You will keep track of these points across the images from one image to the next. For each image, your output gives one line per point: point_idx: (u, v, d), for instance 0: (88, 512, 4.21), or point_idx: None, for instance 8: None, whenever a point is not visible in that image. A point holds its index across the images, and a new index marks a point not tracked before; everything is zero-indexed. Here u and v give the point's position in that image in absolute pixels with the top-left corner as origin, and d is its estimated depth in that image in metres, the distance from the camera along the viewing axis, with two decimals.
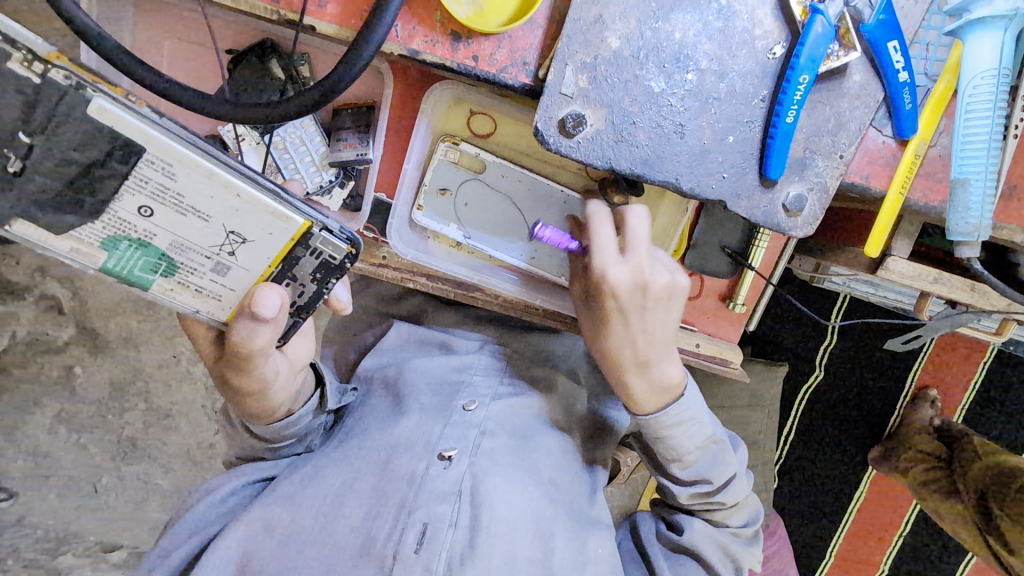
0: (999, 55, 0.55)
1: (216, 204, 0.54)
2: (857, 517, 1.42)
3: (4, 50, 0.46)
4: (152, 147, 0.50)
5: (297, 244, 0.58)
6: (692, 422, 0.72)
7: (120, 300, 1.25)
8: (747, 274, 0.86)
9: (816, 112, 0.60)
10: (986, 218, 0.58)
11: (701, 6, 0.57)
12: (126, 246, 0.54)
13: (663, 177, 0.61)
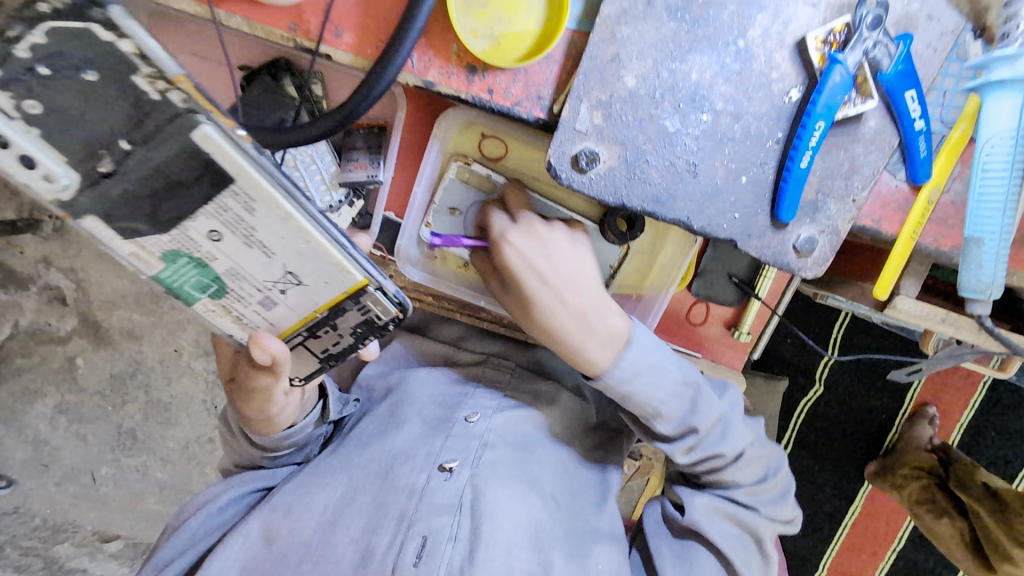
0: (1018, 116, 0.55)
1: (284, 245, 0.51)
2: (851, 531, 1.42)
3: (131, 62, 0.40)
4: (242, 181, 0.46)
5: (349, 298, 0.57)
6: (654, 368, 0.70)
7: (125, 292, 1.20)
8: (753, 303, 0.86)
9: (830, 156, 0.60)
10: (999, 277, 0.59)
11: (719, 48, 0.56)
12: (184, 263, 0.51)
13: (674, 216, 0.61)
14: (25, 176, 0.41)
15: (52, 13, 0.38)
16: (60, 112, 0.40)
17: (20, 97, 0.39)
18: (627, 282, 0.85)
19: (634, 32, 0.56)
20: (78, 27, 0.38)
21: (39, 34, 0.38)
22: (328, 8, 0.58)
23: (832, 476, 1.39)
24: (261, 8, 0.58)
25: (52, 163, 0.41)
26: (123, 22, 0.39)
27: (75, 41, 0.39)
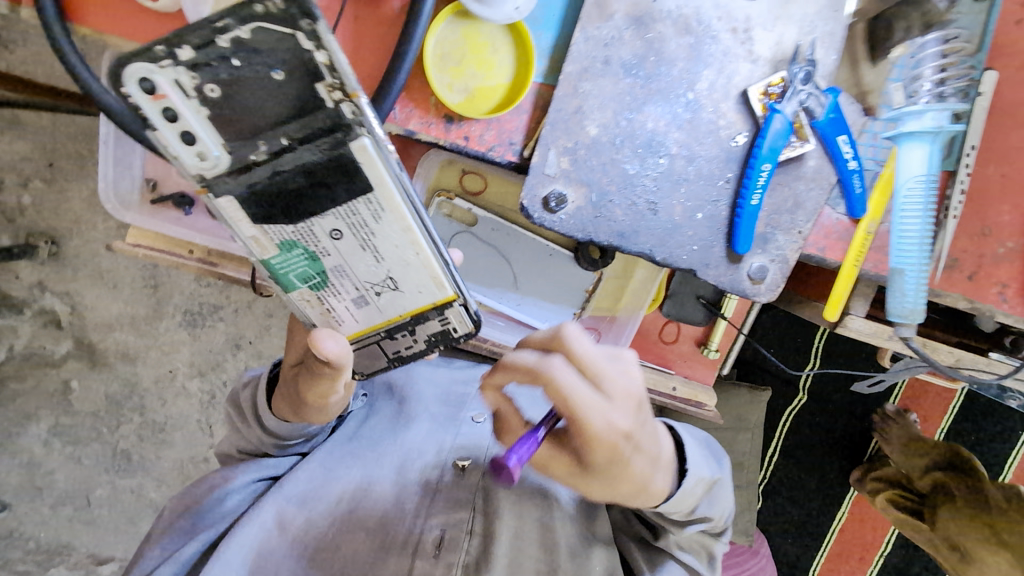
0: (928, 163, 0.61)
1: (396, 253, 0.54)
2: (840, 536, 1.42)
3: (317, 73, 0.43)
4: (379, 192, 0.50)
5: (435, 309, 0.59)
6: (698, 480, 0.63)
7: (118, 316, 1.28)
8: (720, 323, 0.92)
9: (776, 193, 0.66)
10: (921, 303, 0.65)
11: (672, 100, 0.62)
12: (297, 254, 0.54)
13: (638, 248, 0.66)
14: (182, 149, 0.45)
15: (262, 12, 0.40)
16: (235, 100, 0.44)
17: (204, 80, 0.43)
18: (602, 305, 0.92)
19: (594, 87, 0.62)
20: (283, 31, 0.41)
21: (245, 30, 0.41)
22: None
23: (818, 485, 1.41)
24: None
25: (210, 143, 0.45)
26: (325, 36, 0.41)
27: (271, 42, 0.41)
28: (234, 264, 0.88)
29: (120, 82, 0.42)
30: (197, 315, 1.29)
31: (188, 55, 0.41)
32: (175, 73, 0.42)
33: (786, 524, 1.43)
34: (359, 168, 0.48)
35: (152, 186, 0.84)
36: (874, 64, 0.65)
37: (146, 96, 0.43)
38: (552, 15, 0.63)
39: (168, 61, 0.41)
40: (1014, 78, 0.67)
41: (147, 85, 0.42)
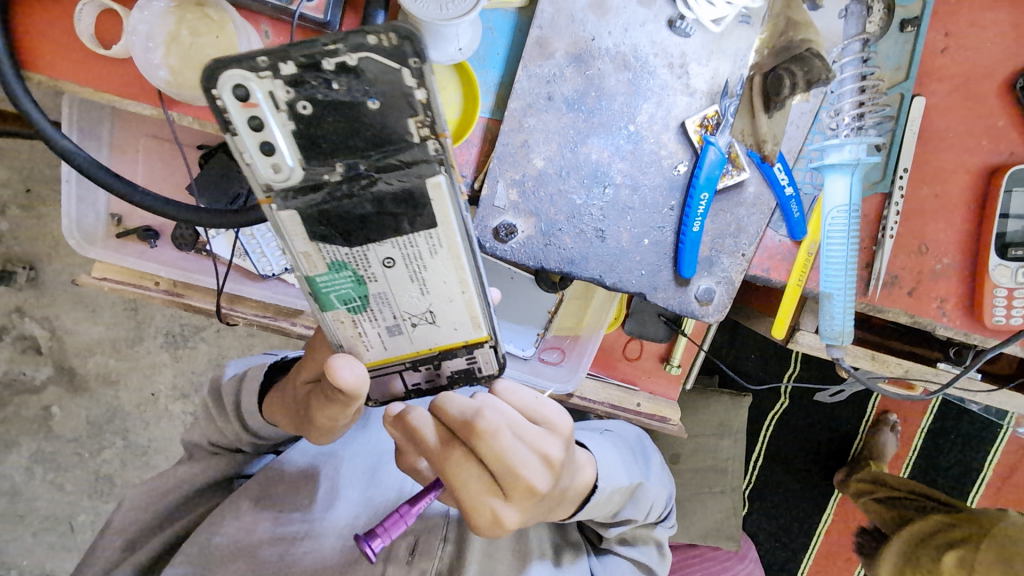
0: (849, 194, 0.64)
1: (444, 291, 0.54)
2: (827, 539, 1.42)
3: (415, 107, 0.42)
4: (442, 229, 0.49)
5: (464, 347, 0.60)
6: (616, 486, 0.71)
7: (99, 339, 1.28)
8: (680, 339, 0.94)
9: (719, 218, 0.68)
10: (848, 326, 0.68)
11: (613, 133, 0.65)
12: (344, 277, 0.52)
13: (588, 274, 0.68)
14: (257, 159, 0.44)
15: (377, 45, 0.40)
16: (325, 122, 0.43)
17: (298, 97, 0.41)
18: (564, 325, 0.94)
19: (538, 122, 0.64)
20: (393, 66, 0.41)
21: (354, 58, 0.40)
22: None
23: (801, 489, 1.40)
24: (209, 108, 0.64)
25: (288, 156, 0.44)
26: (431, 77, 0.41)
27: (377, 73, 0.41)
28: (200, 294, 0.90)
29: (213, 86, 0.41)
30: (179, 336, 1.29)
31: (290, 71, 0.41)
32: (271, 84, 0.41)
33: (776, 529, 1.41)
34: (428, 205, 0.47)
35: (117, 221, 0.86)
36: (771, 116, 0.65)
37: (237, 102, 0.41)
38: (496, 53, 0.66)
39: (268, 72, 0.41)
40: (940, 103, 0.71)
41: (239, 92, 0.41)
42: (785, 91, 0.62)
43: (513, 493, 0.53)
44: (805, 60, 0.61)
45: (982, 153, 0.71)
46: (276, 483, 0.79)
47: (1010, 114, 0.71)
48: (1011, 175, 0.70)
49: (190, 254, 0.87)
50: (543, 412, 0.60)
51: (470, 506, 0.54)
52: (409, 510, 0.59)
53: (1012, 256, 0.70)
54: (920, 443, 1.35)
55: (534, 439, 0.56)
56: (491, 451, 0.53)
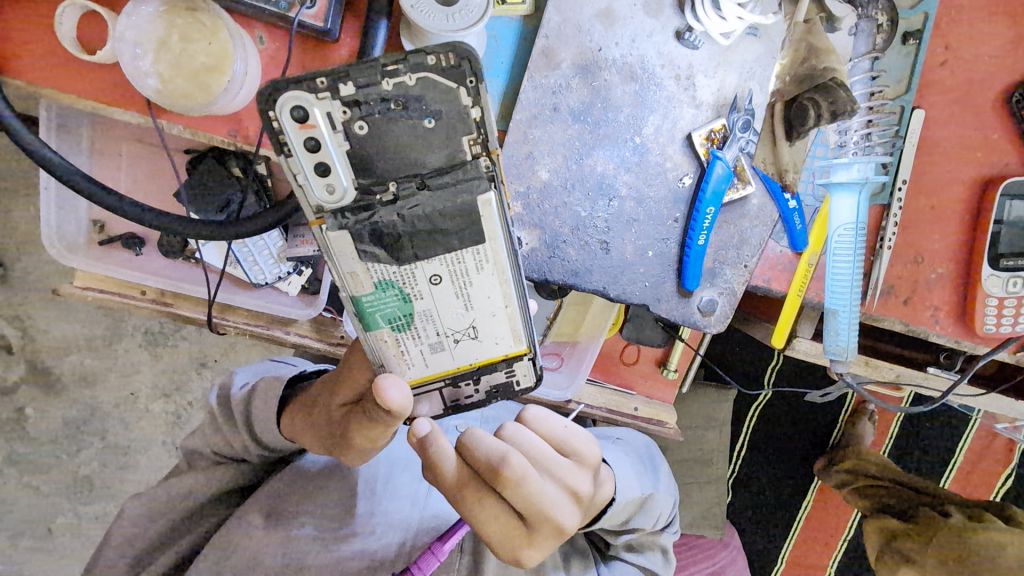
0: (856, 212, 0.65)
1: (488, 303, 0.55)
2: (807, 524, 1.44)
3: (468, 127, 0.47)
4: (489, 244, 0.52)
5: (504, 360, 0.61)
6: (626, 500, 0.73)
7: (74, 338, 1.24)
8: (678, 344, 0.94)
9: (723, 230, 0.67)
10: (852, 342, 0.69)
11: (620, 144, 0.64)
12: (390, 295, 0.54)
13: (592, 287, 0.67)
14: (313, 179, 0.47)
15: (434, 66, 0.45)
16: (380, 139, 0.46)
17: (356, 118, 0.46)
18: (563, 330, 0.93)
19: (544, 134, 0.63)
20: (449, 84, 0.45)
21: (412, 78, 0.45)
22: None
23: (785, 480, 1.43)
24: (201, 117, 0.62)
25: (342, 176, 0.47)
26: (484, 97, 0.46)
27: (433, 93, 0.45)
28: (190, 303, 0.87)
29: (272, 106, 0.45)
30: (158, 334, 1.26)
31: (349, 91, 0.45)
32: (330, 105, 0.45)
33: (762, 519, 1.44)
34: (481, 221, 0.50)
35: (100, 227, 0.83)
36: (793, 142, 0.66)
37: (296, 123, 0.45)
38: (501, 62, 0.64)
39: (327, 93, 0.45)
40: (939, 116, 0.72)
41: (299, 113, 0.45)
42: (809, 122, 0.63)
43: (542, 531, 0.56)
44: (829, 91, 0.63)
45: (978, 164, 0.72)
46: (286, 499, 0.78)
47: (1005, 127, 0.72)
48: (1005, 186, 0.71)
49: (179, 263, 0.85)
50: (572, 442, 0.63)
51: (496, 541, 0.57)
52: (439, 547, 0.70)
53: (1003, 267, 0.72)
54: (897, 429, 1.38)
55: (565, 473, 0.60)
56: (519, 499, 0.55)
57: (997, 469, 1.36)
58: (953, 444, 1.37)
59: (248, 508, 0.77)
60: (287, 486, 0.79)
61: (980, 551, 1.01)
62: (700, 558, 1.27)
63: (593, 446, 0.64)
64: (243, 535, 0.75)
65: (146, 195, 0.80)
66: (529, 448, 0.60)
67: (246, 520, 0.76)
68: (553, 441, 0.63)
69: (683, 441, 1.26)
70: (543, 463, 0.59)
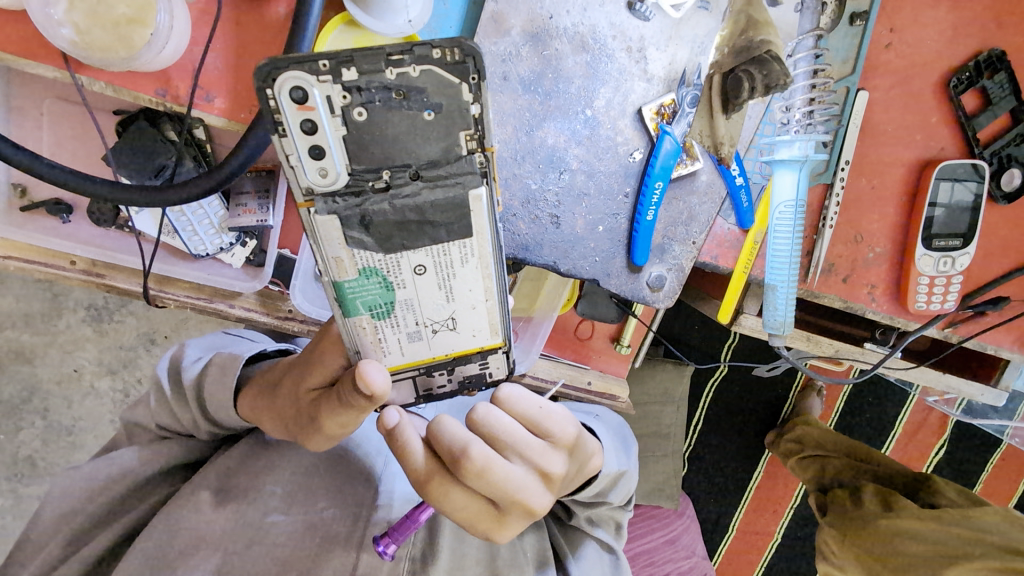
0: (797, 190, 0.66)
1: (471, 296, 0.55)
2: (757, 493, 1.51)
3: (465, 123, 0.45)
4: (477, 240, 0.51)
5: (480, 353, 0.61)
6: (604, 476, 0.75)
7: (9, 313, 1.18)
8: (631, 320, 0.95)
9: (671, 206, 0.68)
10: (789, 316, 0.71)
11: (570, 116, 0.63)
12: (373, 282, 0.52)
13: (542, 261, 0.66)
14: (306, 162, 0.45)
15: (439, 60, 0.42)
16: (378, 128, 0.44)
17: (354, 103, 0.43)
18: (518, 306, 0.92)
19: (493, 103, 0.62)
20: (452, 80, 0.43)
21: (416, 70, 0.42)
22: (195, 71, 0.58)
23: (737, 452, 1.49)
24: (124, 73, 0.58)
25: (337, 162, 0.45)
26: (486, 95, 0.44)
27: (435, 86, 0.43)
28: (124, 274, 0.82)
29: (270, 86, 0.42)
30: (102, 310, 1.20)
31: (351, 76, 0.42)
32: (330, 89, 0.42)
33: (714, 489, 1.50)
34: (472, 218, 0.49)
35: (21, 192, 0.77)
36: (729, 116, 0.60)
37: (294, 104, 0.42)
38: (448, 26, 0.62)
39: (328, 76, 0.42)
40: (882, 98, 0.73)
41: (298, 94, 0.42)
42: (744, 94, 0.56)
43: (512, 513, 0.58)
44: (764, 63, 0.54)
45: (917, 147, 0.75)
46: (237, 476, 0.76)
47: (944, 111, 0.74)
48: (940, 170, 0.74)
49: (111, 232, 0.80)
50: (547, 422, 0.62)
51: (469, 523, 0.60)
52: (419, 516, 0.67)
53: (935, 247, 0.75)
54: (841, 404, 1.45)
55: (535, 454, 0.60)
56: (486, 488, 0.56)
57: (932, 440, 1.44)
58: (891, 416, 1.44)
59: (198, 486, 0.74)
60: (238, 463, 0.77)
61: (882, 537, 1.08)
62: (655, 527, 1.32)
63: (568, 426, 0.63)
64: (190, 514, 0.72)
65: (72, 158, 0.75)
66: (498, 431, 0.59)
67: (195, 498, 0.73)
68: (527, 421, 0.62)
69: (640, 414, 1.29)
70: (512, 445, 0.59)
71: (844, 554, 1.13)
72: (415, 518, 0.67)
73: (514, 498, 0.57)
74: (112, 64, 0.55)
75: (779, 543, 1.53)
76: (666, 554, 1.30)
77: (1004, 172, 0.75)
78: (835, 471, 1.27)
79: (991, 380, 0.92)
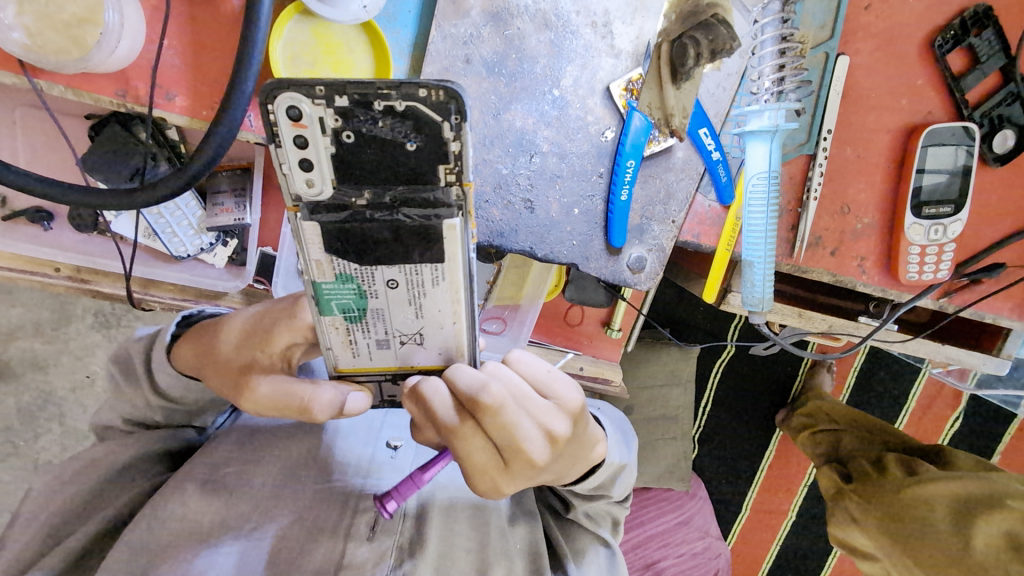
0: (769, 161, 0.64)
1: (439, 315, 0.53)
2: (770, 471, 1.50)
3: (444, 155, 0.43)
4: (447, 265, 0.49)
5: (443, 369, 0.59)
6: (609, 467, 0.71)
7: (19, 322, 1.20)
8: (621, 303, 0.94)
9: (648, 185, 0.66)
10: (768, 293, 0.69)
11: (538, 98, 0.62)
12: (349, 288, 0.51)
13: (519, 247, 0.65)
14: (295, 171, 0.44)
15: (424, 98, 0.41)
16: (360, 154, 0.43)
17: (343, 126, 0.42)
18: (504, 294, 0.91)
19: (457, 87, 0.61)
20: (434, 118, 0.42)
21: (402, 106, 0.41)
22: (153, 70, 0.57)
23: (748, 430, 1.47)
24: (81, 75, 0.57)
25: (324, 176, 0.44)
26: (466, 134, 0.42)
27: (418, 123, 0.42)
28: (108, 280, 0.84)
29: (270, 103, 0.41)
30: (110, 316, 1.21)
31: (343, 103, 0.41)
32: (322, 111, 0.42)
33: (725, 468, 1.49)
34: (443, 246, 0.48)
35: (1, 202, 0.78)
36: (680, 87, 0.54)
37: (290, 120, 0.42)
38: (407, 10, 0.61)
39: (322, 100, 0.41)
40: (864, 63, 0.71)
41: (293, 112, 0.41)
42: (690, 65, 0.52)
43: (518, 463, 0.56)
44: (711, 27, 0.50)
45: (903, 111, 0.72)
46: (223, 468, 0.72)
47: (930, 73, 0.71)
48: (927, 134, 0.71)
49: (92, 237, 0.81)
50: (554, 386, 0.60)
51: (474, 472, 0.57)
52: (421, 479, 0.64)
53: (925, 215, 0.73)
54: (851, 381, 1.43)
55: (543, 413, 0.57)
56: (499, 427, 0.54)
57: (947, 413, 1.42)
58: (904, 388, 1.42)
59: (184, 477, 0.71)
60: (226, 455, 0.74)
61: (909, 506, 1.02)
62: (666, 509, 1.33)
63: (574, 393, 0.60)
64: (175, 507, 0.69)
65: (49, 167, 0.76)
66: (509, 383, 0.58)
67: (180, 490, 0.70)
68: (533, 384, 0.60)
69: (647, 398, 1.28)
70: (522, 399, 0.57)
71: (870, 522, 1.08)
72: (415, 480, 0.64)
73: (520, 446, 0.55)
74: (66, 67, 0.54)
75: (793, 521, 1.52)
76: (681, 535, 1.33)
77: (997, 134, 0.72)
78: (850, 447, 1.25)
79: (993, 349, 0.89)
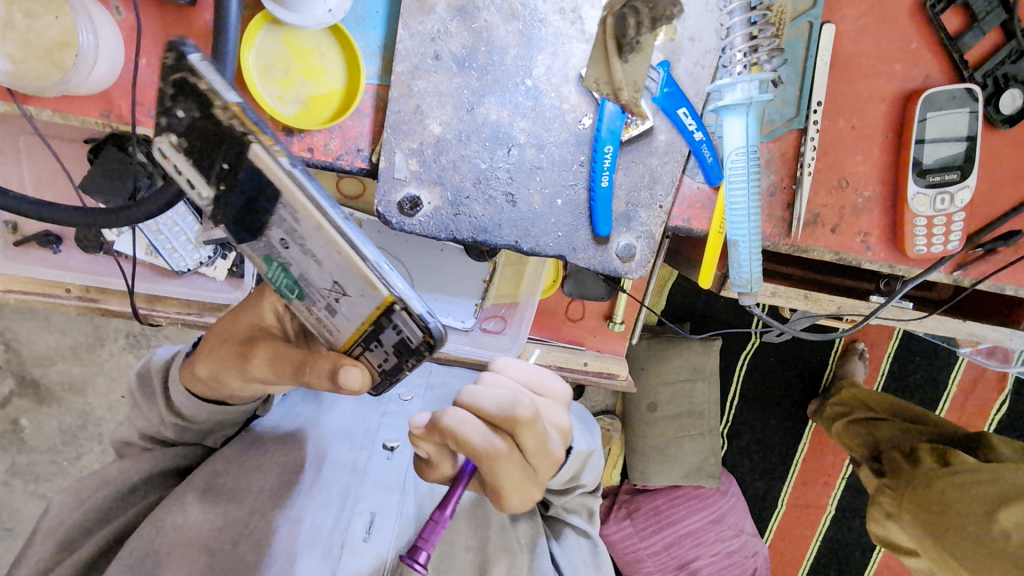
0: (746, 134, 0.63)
1: (323, 255, 0.43)
2: (805, 464, 1.45)
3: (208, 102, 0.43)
4: (286, 194, 0.42)
5: (382, 313, 0.44)
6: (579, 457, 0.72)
7: (57, 346, 1.24)
8: (621, 295, 0.93)
9: (631, 170, 0.65)
10: (756, 272, 0.68)
11: (510, 89, 0.62)
12: (274, 267, 0.47)
13: (504, 242, 0.64)
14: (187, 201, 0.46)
15: (188, 82, 0.44)
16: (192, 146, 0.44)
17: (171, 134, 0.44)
18: (503, 292, 0.91)
19: (429, 84, 0.61)
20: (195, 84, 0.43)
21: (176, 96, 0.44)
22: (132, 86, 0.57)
23: (778, 422, 1.43)
24: (66, 99, 0.59)
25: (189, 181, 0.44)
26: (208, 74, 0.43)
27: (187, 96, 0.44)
28: (115, 298, 0.86)
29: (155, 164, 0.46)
30: (140, 337, 1.25)
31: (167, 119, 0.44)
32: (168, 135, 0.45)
33: (756, 464, 1.44)
34: (268, 179, 0.42)
35: (13, 227, 0.81)
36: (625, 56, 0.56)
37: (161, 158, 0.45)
38: (375, 11, 0.62)
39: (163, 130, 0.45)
40: (850, 30, 0.68)
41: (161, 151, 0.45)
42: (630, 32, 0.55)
43: (546, 468, 0.56)
44: None
45: (898, 77, 0.69)
46: (222, 475, 0.72)
47: (924, 36, 0.69)
48: (926, 99, 0.68)
49: (98, 257, 0.84)
50: (544, 383, 0.61)
51: (509, 491, 0.55)
52: (443, 515, 0.57)
53: (930, 183, 0.69)
54: (885, 370, 1.38)
55: (549, 412, 0.59)
56: (534, 438, 0.53)
57: (992, 396, 1.36)
58: (942, 373, 1.36)
59: (184, 488, 0.70)
60: (225, 464, 0.73)
61: (947, 497, 0.96)
62: (699, 507, 1.29)
63: (563, 384, 0.63)
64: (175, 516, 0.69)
65: (53, 191, 0.79)
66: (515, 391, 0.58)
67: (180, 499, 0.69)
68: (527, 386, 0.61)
69: (670, 394, 1.24)
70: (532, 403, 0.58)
71: (905, 516, 1.03)
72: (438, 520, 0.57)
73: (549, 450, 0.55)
74: (48, 90, 0.56)
75: (832, 515, 1.47)
76: (713, 535, 1.29)
77: (1003, 94, 0.69)
78: (888, 434, 1.17)
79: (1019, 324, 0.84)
